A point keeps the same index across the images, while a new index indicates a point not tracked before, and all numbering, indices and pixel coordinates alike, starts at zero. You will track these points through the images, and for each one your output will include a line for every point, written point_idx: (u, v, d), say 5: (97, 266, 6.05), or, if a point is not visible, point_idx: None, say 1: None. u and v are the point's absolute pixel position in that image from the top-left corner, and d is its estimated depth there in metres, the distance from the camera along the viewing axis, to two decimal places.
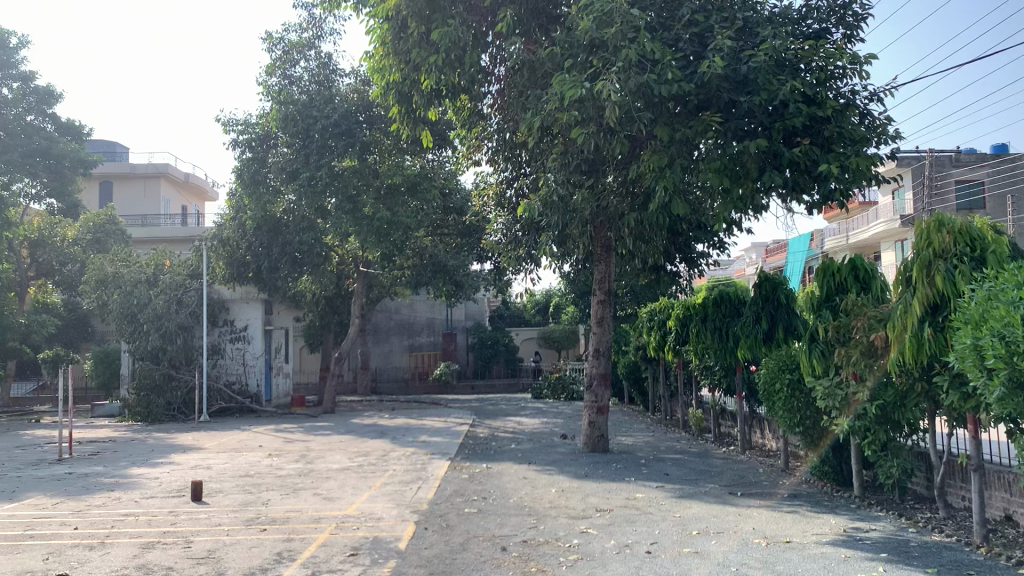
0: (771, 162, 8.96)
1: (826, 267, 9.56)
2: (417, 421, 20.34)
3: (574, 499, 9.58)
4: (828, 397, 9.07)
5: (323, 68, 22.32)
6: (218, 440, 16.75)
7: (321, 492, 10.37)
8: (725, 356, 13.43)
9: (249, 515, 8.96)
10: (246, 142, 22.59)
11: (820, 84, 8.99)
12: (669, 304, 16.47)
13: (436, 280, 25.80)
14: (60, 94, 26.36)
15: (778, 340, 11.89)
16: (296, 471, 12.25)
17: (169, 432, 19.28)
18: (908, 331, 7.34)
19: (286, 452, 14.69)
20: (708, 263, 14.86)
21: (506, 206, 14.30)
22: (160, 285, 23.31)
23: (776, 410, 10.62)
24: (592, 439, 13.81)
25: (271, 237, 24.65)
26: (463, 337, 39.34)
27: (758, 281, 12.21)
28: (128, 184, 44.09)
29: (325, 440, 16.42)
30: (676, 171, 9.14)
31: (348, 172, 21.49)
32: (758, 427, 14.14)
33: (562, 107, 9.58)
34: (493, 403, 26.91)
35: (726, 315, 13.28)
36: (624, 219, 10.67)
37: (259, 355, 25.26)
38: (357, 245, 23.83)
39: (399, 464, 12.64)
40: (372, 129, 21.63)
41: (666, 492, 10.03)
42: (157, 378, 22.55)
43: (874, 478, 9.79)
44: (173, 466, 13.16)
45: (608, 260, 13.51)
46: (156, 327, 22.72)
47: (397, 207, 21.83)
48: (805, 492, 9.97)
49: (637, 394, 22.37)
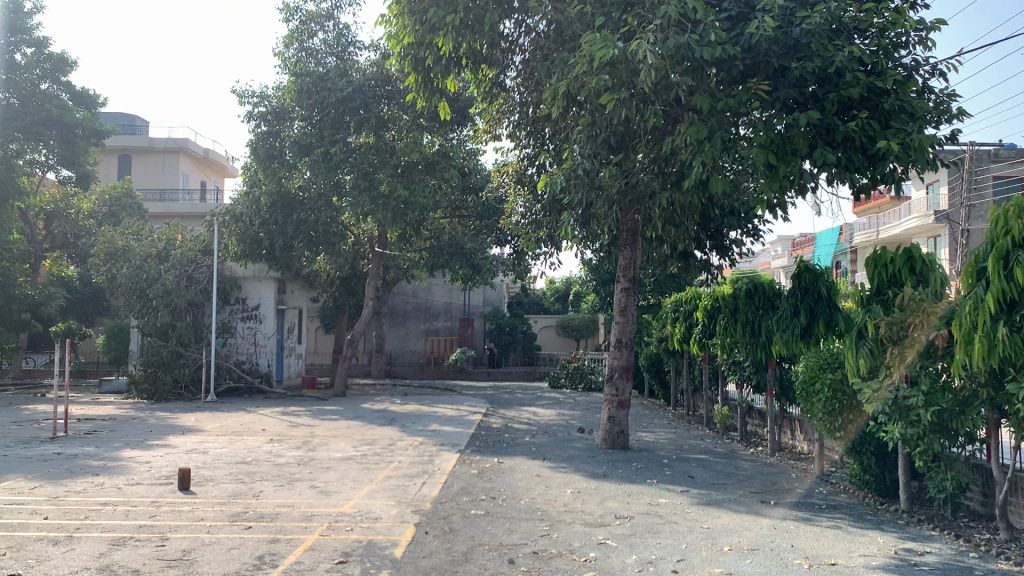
0: (822, 137, 8.04)
1: (877, 258, 8.62)
2: (429, 408, 19.61)
3: (591, 503, 8.77)
4: (878, 401, 8.12)
5: (341, 39, 21.51)
6: (221, 422, 16.14)
7: (318, 484, 9.63)
8: (755, 351, 12.51)
9: (236, 509, 8.22)
10: (261, 115, 21.93)
11: (879, 53, 8.10)
12: (695, 294, 15.58)
13: (452, 263, 24.09)
14: (73, 61, 25.83)
15: (817, 336, 10.97)
16: (295, 460, 11.53)
17: (174, 412, 18.69)
18: (979, 331, 6.43)
19: (289, 437, 14.01)
20: (740, 251, 13.97)
21: (526, 184, 13.41)
22: (170, 260, 22.80)
23: (814, 412, 9.71)
24: (612, 435, 12.99)
25: (286, 214, 23.49)
26: (480, 323, 38.70)
27: (796, 272, 11.26)
28: (146, 157, 43.63)
29: (331, 426, 15.72)
30: (716, 144, 8.20)
31: (365, 149, 20.75)
32: (789, 427, 13.30)
33: (591, 71, 8.71)
34: (509, 392, 26.11)
35: (759, 308, 12.36)
36: (654, 198, 9.80)
37: (271, 335, 24.64)
38: (374, 225, 23.10)
39: (406, 456, 11.88)
40: (390, 104, 20.84)
41: (691, 498, 9.19)
42: (165, 355, 21.92)
43: (922, 490, 8.87)
44: (169, 449, 12.53)
45: (633, 245, 12.67)
46: (166, 303, 22.15)
47: (414, 185, 21.03)
48: (844, 504, 9.10)
49: (658, 387, 21.50)
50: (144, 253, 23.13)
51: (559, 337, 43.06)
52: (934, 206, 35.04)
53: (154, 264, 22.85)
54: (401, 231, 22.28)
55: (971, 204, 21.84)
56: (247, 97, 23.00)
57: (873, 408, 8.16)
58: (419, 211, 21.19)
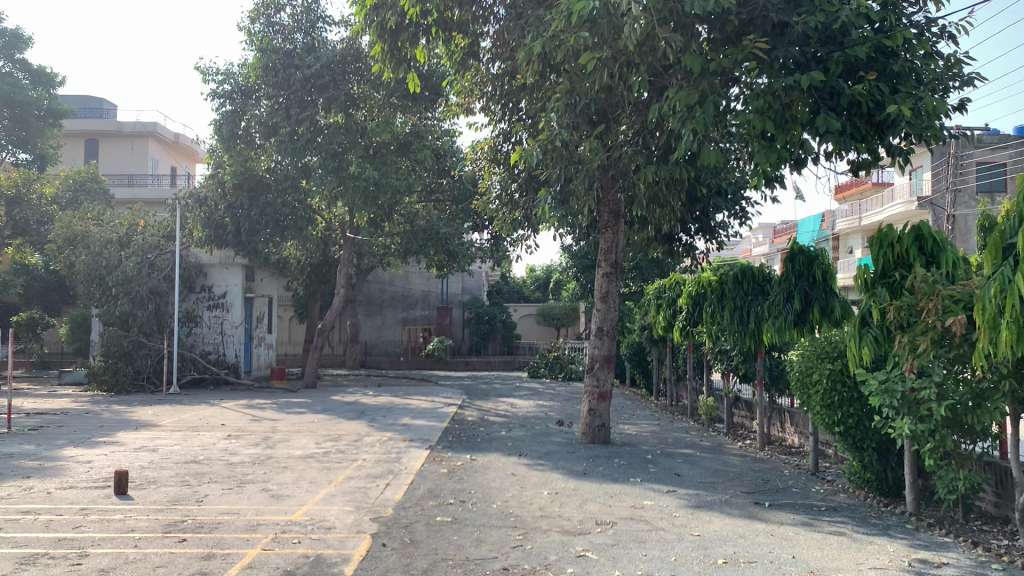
0: (825, 101, 7.28)
1: (883, 236, 7.80)
2: (401, 400, 18.77)
3: (570, 507, 7.98)
4: (886, 394, 7.39)
5: (309, 14, 20.42)
6: (179, 416, 15.25)
7: (270, 487, 8.77)
8: (743, 339, 11.77)
9: (174, 518, 7.37)
10: (226, 94, 21.04)
11: (887, 8, 7.36)
12: (680, 280, 14.77)
13: (427, 248, 23.00)
14: (29, 37, 24.65)
15: (811, 323, 10.22)
16: (250, 458, 10.66)
17: (132, 405, 17.71)
18: (1007, 315, 5.63)
19: (248, 432, 13.12)
20: (727, 234, 13.18)
21: (501, 161, 12.53)
22: (131, 247, 21.81)
23: (812, 406, 8.98)
24: (592, 429, 12.16)
25: (252, 198, 22.66)
26: (459, 311, 37.91)
27: (790, 254, 10.46)
28: (114, 140, 42.34)
29: (296, 420, 14.85)
30: (708, 111, 7.42)
31: (334, 129, 19.78)
32: (778, 419, 12.60)
33: (570, 29, 7.93)
34: (488, 382, 25.26)
35: (748, 294, 11.60)
36: (637, 173, 9.04)
37: (238, 325, 23.66)
38: (345, 210, 22.18)
39: (371, 453, 11.04)
40: (362, 82, 20.01)
41: (679, 500, 8.42)
42: (126, 345, 20.91)
43: (930, 489, 8.18)
44: (116, 446, 11.63)
45: (616, 228, 11.91)
46: (127, 291, 21.23)
47: (385, 166, 20.09)
48: (846, 505, 8.37)
49: (640, 377, 20.79)
50: (104, 239, 22.09)
51: (539, 325, 42.31)
52: (917, 192, 34.57)
53: (115, 250, 21.83)
54: (372, 215, 21.39)
55: (958, 188, 21.20)
56: (210, 74, 22.06)
57: (880, 402, 7.44)
58: (392, 194, 20.28)
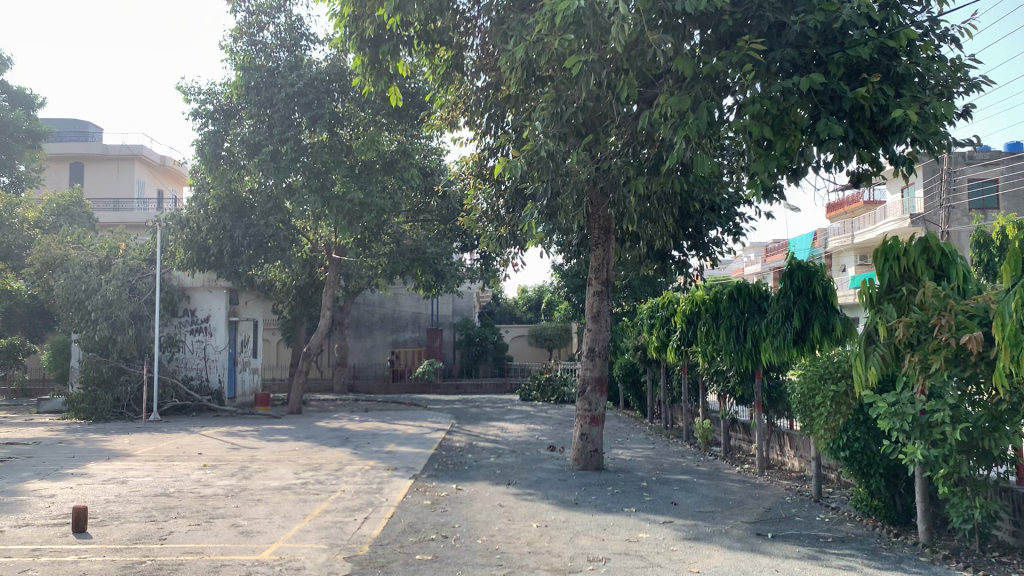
0: (825, 106, 6.89)
1: (887, 249, 7.35)
2: (388, 426, 18.20)
3: (560, 541, 7.45)
4: (894, 416, 6.91)
5: (293, 31, 20.03)
6: (156, 445, 14.66)
7: (240, 523, 8.22)
8: (740, 359, 11.30)
9: (132, 559, 6.81)
10: (208, 114, 20.71)
11: (888, 8, 7.02)
12: (674, 299, 14.30)
13: (414, 268, 22.52)
14: (8, 57, 24.25)
15: (811, 342, 9.76)
16: (223, 490, 10.11)
17: (109, 433, 17.11)
18: None
19: (226, 462, 12.56)
20: (721, 250, 12.74)
21: (487, 176, 12.12)
22: (111, 270, 21.29)
23: (814, 429, 8.52)
24: (584, 455, 11.62)
25: (235, 219, 21.98)
26: (450, 333, 37.37)
27: (787, 270, 10.01)
28: (99, 164, 41.89)
29: (276, 447, 14.28)
30: (701, 116, 7.01)
31: (318, 147, 19.36)
32: (778, 442, 12.11)
33: (556, 33, 7.57)
34: (478, 405, 24.68)
35: (745, 312, 11.14)
36: (627, 185, 8.66)
37: (222, 349, 23.16)
38: (330, 231, 21.70)
39: (351, 483, 10.50)
40: (345, 100, 19.62)
41: (676, 532, 7.90)
42: (105, 371, 20.49)
43: (942, 518, 7.66)
44: (84, 478, 11.06)
45: (606, 245, 11.47)
46: (106, 316, 20.70)
47: (370, 186, 19.61)
48: (855, 535, 7.86)
49: (634, 399, 20.27)
50: (84, 263, 21.56)
51: (530, 347, 41.79)
52: (909, 210, 34.28)
53: (95, 274, 21.29)
54: (357, 236, 20.90)
55: (952, 204, 20.54)
56: (192, 93, 21.68)
57: (889, 425, 6.94)
58: (377, 213, 19.80)
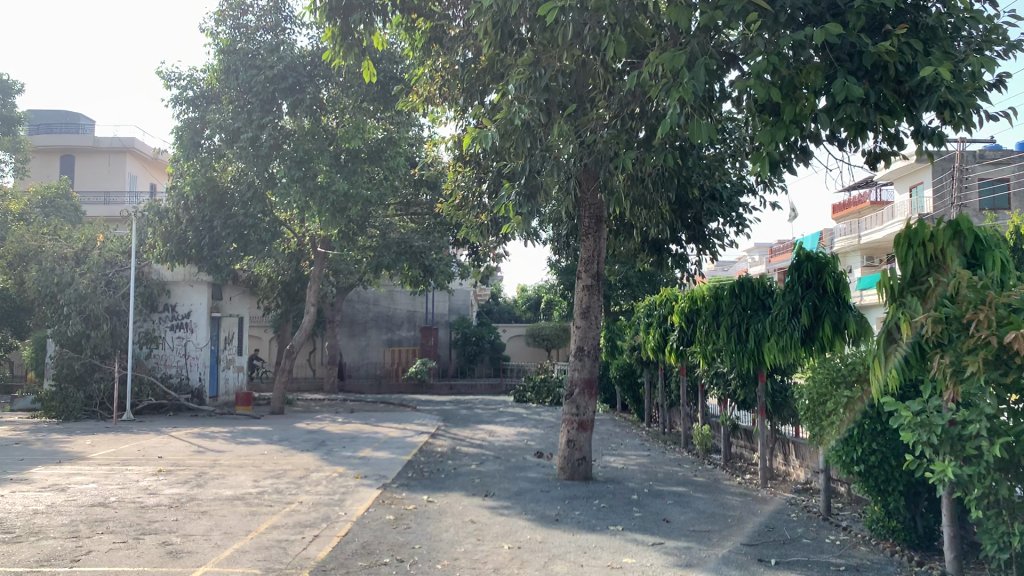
0: (842, 65, 6.04)
1: (911, 235, 6.36)
2: (369, 428, 17.24)
3: (531, 568, 6.48)
4: (920, 428, 5.93)
5: (275, 12, 19.04)
6: (116, 448, 13.69)
7: (173, 540, 7.24)
8: (742, 360, 10.30)
9: None
10: (187, 99, 19.99)
11: None
12: (672, 295, 13.33)
13: (401, 263, 21.57)
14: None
15: (821, 341, 8.77)
16: (170, 500, 9.15)
17: (73, 434, 16.14)
18: None
19: (183, 468, 11.59)
20: (722, 244, 11.73)
21: (468, 158, 11.22)
22: (86, 263, 20.36)
23: (825, 440, 7.56)
24: (571, 463, 10.59)
25: (214, 210, 21.03)
26: (445, 332, 36.41)
27: (795, 262, 9.01)
28: (90, 157, 40.99)
29: (244, 451, 13.32)
30: (697, 75, 6.10)
31: (301, 134, 18.42)
32: (783, 451, 11.12)
33: None
34: (469, 407, 23.67)
35: (748, 309, 10.16)
36: (616, 163, 7.80)
37: (204, 346, 22.16)
38: (314, 224, 20.70)
39: (312, 494, 9.53)
40: (329, 85, 18.77)
41: (667, 557, 6.89)
42: (78, 368, 19.51)
43: (971, 543, 6.67)
44: (23, 484, 10.09)
45: (597, 234, 10.51)
46: (79, 310, 19.75)
47: (354, 176, 18.65)
48: (870, 563, 6.87)
49: (631, 402, 19.27)
50: (58, 255, 20.63)
51: (528, 347, 40.85)
52: (918, 209, 33.30)
53: (69, 267, 20.36)
54: (342, 229, 19.91)
55: (965, 201, 19.47)
56: (172, 79, 20.76)
57: (913, 438, 5.95)
58: (363, 204, 18.82)
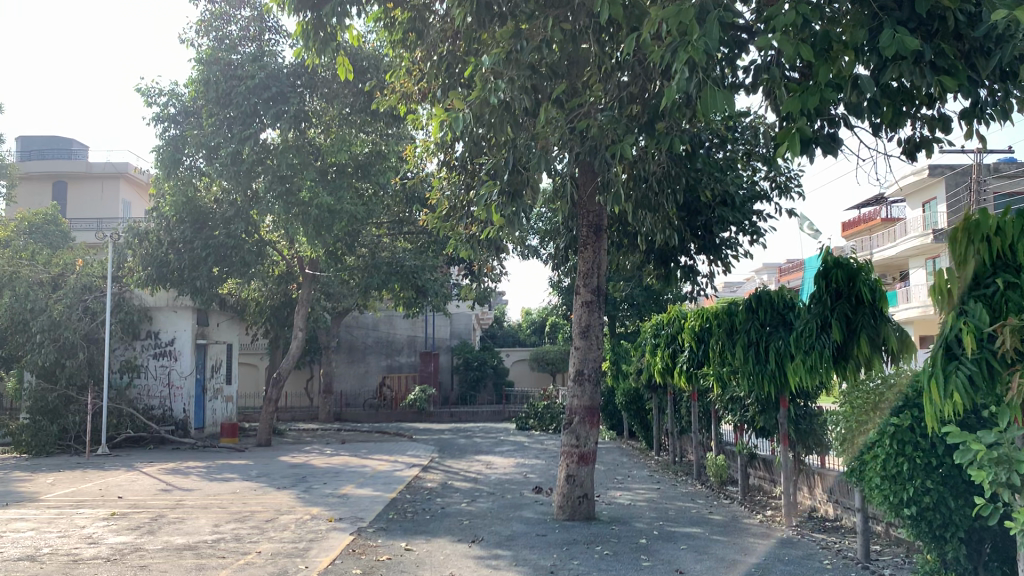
0: (888, 15, 5.56)
1: (972, 229, 5.15)
2: (358, 461, 16.04)
3: None
4: (996, 465, 4.72)
5: (258, 23, 18.12)
6: (75, 488, 12.50)
7: None
8: (762, 383, 9.07)
9: None
10: (168, 115, 19.02)
11: None
12: (680, 313, 12.20)
13: (394, 283, 20.52)
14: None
15: (855, 358, 7.59)
16: (111, 551, 7.99)
17: (36, 471, 14.98)
18: None
19: (141, 510, 10.41)
20: (735, 255, 10.64)
21: (451, 162, 10.27)
22: (62, 288, 19.33)
23: (864, 476, 6.37)
24: (571, 501, 9.39)
25: (196, 231, 19.95)
26: (446, 356, 35.31)
27: (823, 270, 7.81)
28: (84, 184, 40.24)
29: (216, 490, 12.15)
30: (710, 27, 5.26)
31: (284, 148, 17.49)
32: (808, 484, 9.88)
33: None
34: (467, 435, 22.46)
35: (766, 325, 9.00)
36: (611, 149, 6.81)
37: (188, 375, 21.05)
38: (301, 244, 19.71)
39: (275, 541, 8.37)
40: (315, 98, 17.84)
41: None
42: (52, 401, 18.45)
43: None
44: None
45: (596, 245, 9.40)
46: (52, 337, 18.69)
47: (342, 191, 17.66)
48: None
49: (638, 428, 18.11)
50: (32, 280, 19.64)
51: (533, 372, 39.70)
52: (931, 224, 32.29)
53: (44, 293, 19.33)
54: (328, 248, 18.89)
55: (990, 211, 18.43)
56: (153, 95, 19.87)
57: (986, 476, 4.73)
58: (349, 222, 17.85)
